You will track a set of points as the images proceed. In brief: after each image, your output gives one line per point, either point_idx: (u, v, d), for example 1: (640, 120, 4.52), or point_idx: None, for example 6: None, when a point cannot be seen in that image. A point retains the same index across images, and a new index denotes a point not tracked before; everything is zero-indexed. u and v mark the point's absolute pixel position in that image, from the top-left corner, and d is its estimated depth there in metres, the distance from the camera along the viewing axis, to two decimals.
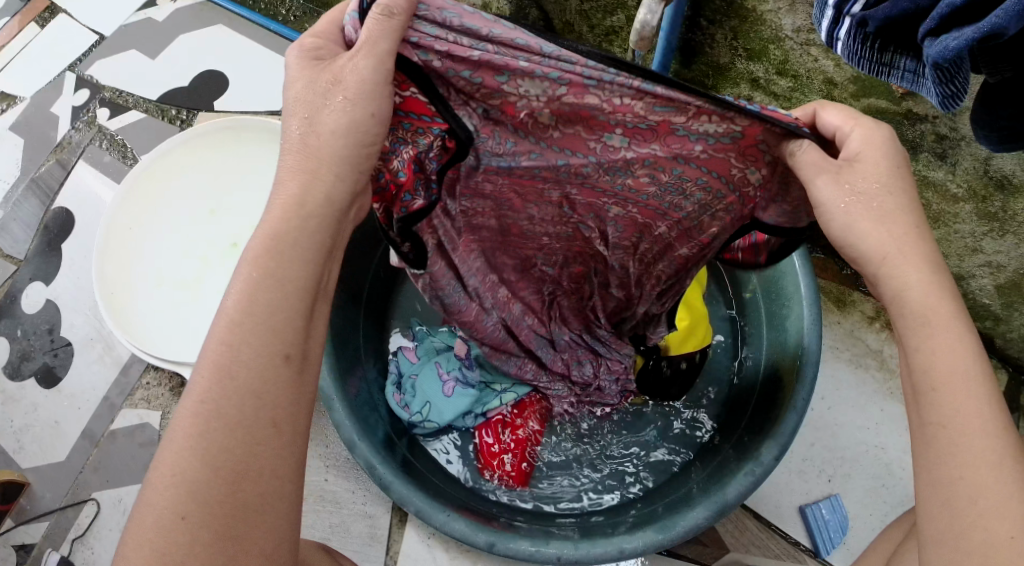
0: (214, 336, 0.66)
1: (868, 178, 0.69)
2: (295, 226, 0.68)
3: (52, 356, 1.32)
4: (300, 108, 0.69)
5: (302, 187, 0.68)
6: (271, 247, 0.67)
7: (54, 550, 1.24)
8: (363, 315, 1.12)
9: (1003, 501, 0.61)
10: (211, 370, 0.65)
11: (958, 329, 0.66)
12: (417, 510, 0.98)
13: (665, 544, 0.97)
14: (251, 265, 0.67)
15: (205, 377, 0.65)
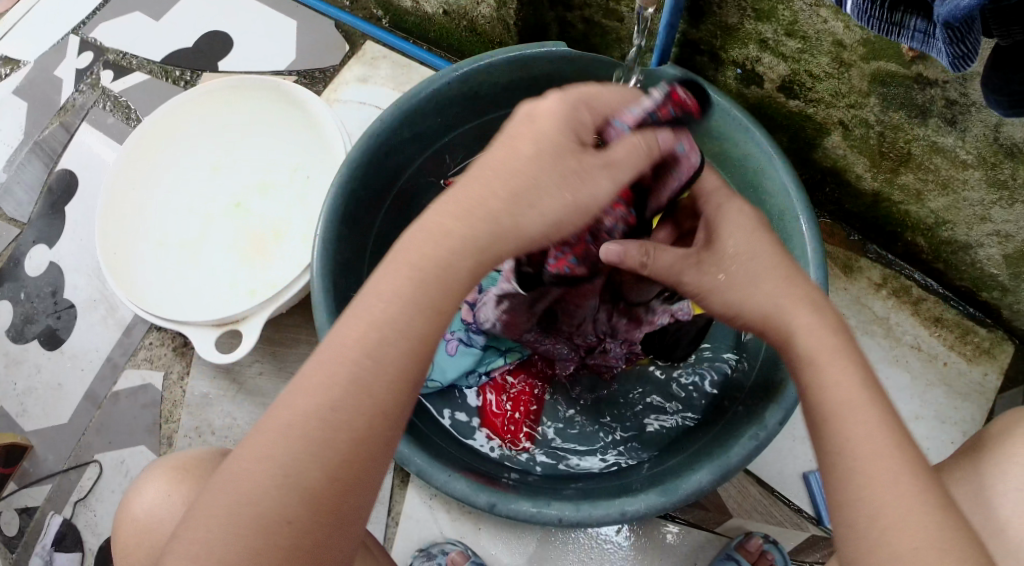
0: (349, 344, 0.70)
1: (735, 249, 0.85)
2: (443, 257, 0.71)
3: (55, 319, 1.32)
4: (529, 182, 0.72)
5: (491, 239, 0.72)
6: (431, 274, 0.71)
7: (58, 513, 1.26)
8: (366, 272, 1.11)
9: (904, 508, 0.70)
10: (347, 385, 0.70)
11: (845, 363, 0.76)
12: (418, 470, 0.97)
13: (668, 506, 0.96)
14: (404, 279, 0.71)
15: (336, 389, 0.70)
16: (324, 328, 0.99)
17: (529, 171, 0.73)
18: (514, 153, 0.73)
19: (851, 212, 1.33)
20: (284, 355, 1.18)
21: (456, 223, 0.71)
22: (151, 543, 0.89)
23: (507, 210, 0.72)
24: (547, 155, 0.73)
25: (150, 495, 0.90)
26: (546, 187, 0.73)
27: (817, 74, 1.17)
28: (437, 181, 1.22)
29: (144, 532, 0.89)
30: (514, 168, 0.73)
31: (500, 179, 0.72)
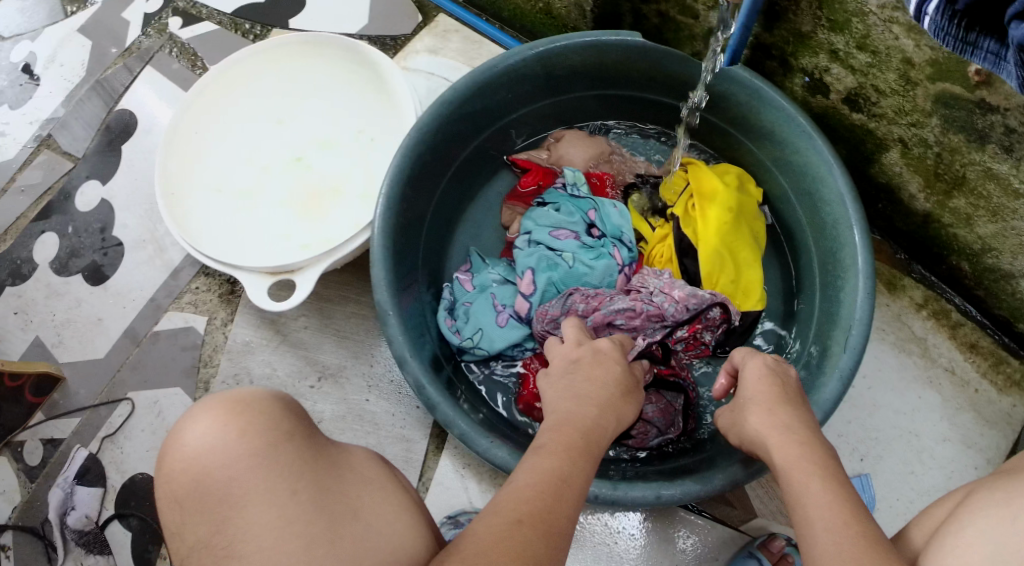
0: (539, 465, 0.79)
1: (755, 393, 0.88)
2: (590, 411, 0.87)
3: (102, 255, 1.33)
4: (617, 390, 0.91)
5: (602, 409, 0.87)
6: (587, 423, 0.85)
7: (83, 447, 1.27)
8: (424, 236, 1.12)
9: None
10: (546, 484, 0.77)
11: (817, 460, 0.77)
12: (461, 434, 0.99)
13: (702, 495, 1.01)
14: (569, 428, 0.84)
15: (537, 488, 0.77)
16: (381, 286, 1.01)
17: (621, 385, 0.92)
18: (604, 371, 0.93)
19: (900, 230, 1.34)
20: (330, 312, 1.19)
21: (585, 411, 0.86)
22: (204, 484, 0.82)
23: (610, 409, 0.88)
24: (626, 375, 0.94)
25: (207, 429, 0.84)
26: (631, 397, 0.92)
27: (882, 90, 1.18)
28: (501, 156, 1.23)
29: (196, 469, 0.83)
30: (611, 384, 0.91)
31: (606, 386, 0.91)
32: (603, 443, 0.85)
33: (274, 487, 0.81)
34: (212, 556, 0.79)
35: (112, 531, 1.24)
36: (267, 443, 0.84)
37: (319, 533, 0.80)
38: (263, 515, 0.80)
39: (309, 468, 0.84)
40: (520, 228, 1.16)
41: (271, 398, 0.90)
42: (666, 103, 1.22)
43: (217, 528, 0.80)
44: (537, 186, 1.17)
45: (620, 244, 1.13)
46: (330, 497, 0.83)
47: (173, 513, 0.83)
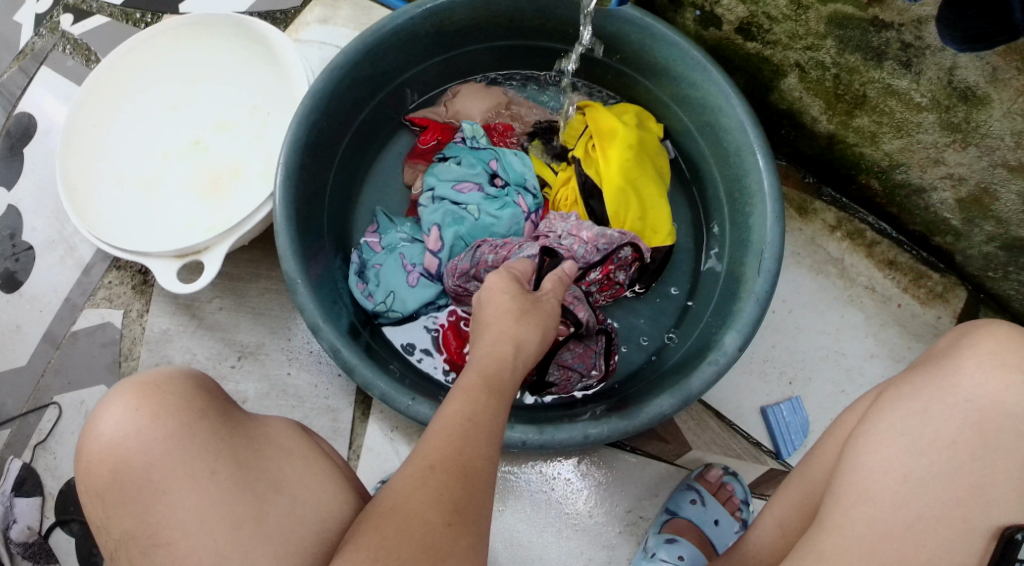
0: (454, 410, 0.84)
1: None
2: (499, 357, 0.89)
3: (13, 262, 1.30)
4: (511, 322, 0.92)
5: (514, 347, 0.90)
6: (493, 369, 0.88)
7: (17, 458, 1.26)
8: (328, 204, 1.12)
9: None
10: (457, 432, 0.82)
11: None
12: (381, 394, 1.00)
13: (629, 430, 1.04)
14: (478, 373, 0.87)
15: (447, 437, 0.82)
16: (286, 256, 1.01)
17: (514, 313, 0.93)
18: (496, 305, 0.94)
19: (806, 154, 1.35)
20: (244, 290, 1.15)
21: (499, 352, 0.89)
22: (124, 473, 0.81)
23: (516, 344, 0.90)
24: (519, 298, 0.94)
25: (119, 417, 0.83)
26: (528, 321, 0.93)
27: (774, 16, 1.18)
28: (397, 117, 1.21)
29: (113, 460, 0.82)
30: (502, 315, 0.92)
31: (498, 319, 0.92)
32: (506, 376, 0.88)
33: (192, 469, 0.81)
34: (141, 545, 0.80)
35: (56, 539, 1.24)
36: (179, 425, 0.83)
37: (244, 511, 0.80)
38: (184, 499, 0.80)
39: (226, 446, 0.83)
40: (422, 186, 1.15)
41: (182, 376, 0.88)
42: (554, 47, 1.22)
43: (142, 518, 0.80)
44: (435, 142, 1.17)
45: (524, 191, 1.13)
46: (250, 473, 0.83)
47: (96, 507, 0.83)
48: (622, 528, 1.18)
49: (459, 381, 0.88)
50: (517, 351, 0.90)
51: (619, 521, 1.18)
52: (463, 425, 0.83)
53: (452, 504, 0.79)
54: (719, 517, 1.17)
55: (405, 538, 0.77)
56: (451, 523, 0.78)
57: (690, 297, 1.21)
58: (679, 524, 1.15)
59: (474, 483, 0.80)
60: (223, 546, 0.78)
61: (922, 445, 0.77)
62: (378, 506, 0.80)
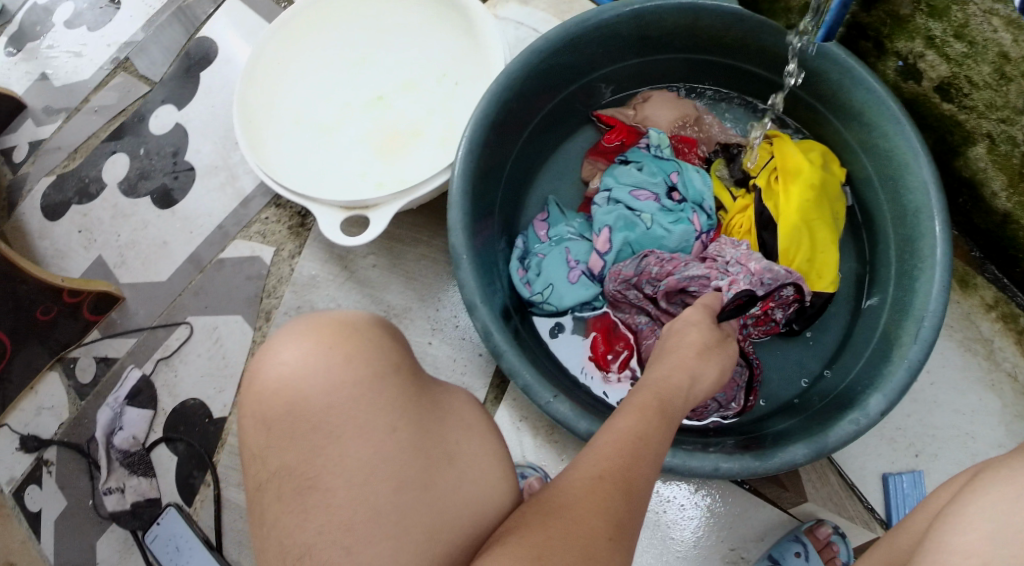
0: (626, 425, 0.83)
1: None
2: (673, 385, 0.89)
3: (172, 179, 1.33)
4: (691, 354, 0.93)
5: (690, 381, 0.90)
6: (666, 391, 0.88)
7: (138, 368, 1.29)
8: (503, 183, 1.11)
9: None
10: (629, 447, 0.82)
11: None
12: (524, 385, 0.98)
13: (760, 471, 1.02)
14: (651, 393, 0.88)
15: (617, 449, 0.81)
16: (456, 229, 1.01)
17: (698, 347, 0.94)
18: (682, 337, 0.95)
19: (978, 228, 1.31)
20: (401, 252, 1.16)
21: (674, 376, 0.90)
22: (299, 409, 0.82)
23: (688, 372, 0.91)
24: (706, 334, 0.95)
25: (307, 354, 0.84)
26: (710, 356, 0.94)
27: (975, 82, 1.16)
28: (585, 111, 1.21)
29: (292, 393, 0.83)
30: (686, 346, 0.94)
31: (683, 347, 0.93)
32: (677, 405, 0.88)
33: (377, 420, 0.82)
34: (295, 484, 0.81)
35: (158, 454, 1.27)
36: (368, 375, 0.83)
37: (409, 477, 0.81)
38: (356, 448, 0.81)
39: (412, 405, 0.84)
40: (599, 185, 1.15)
41: (375, 325, 0.89)
42: (751, 71, 1.21)
43: (307, 456, 0.81)
44: (620, 143, 1.17)
45: (700, 210, 1.12)
46: (427, 439, 0.83)
47: (259, 436, 0.83)
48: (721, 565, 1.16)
49: (630, 398, 0.88)
50: (692, 383, 0.90)
51: (720, 557, 1.16)
52: (633, 442, 0.82)
53: (615, 520, 0.77)
54: None
55: (564, 545, 0.75)
56: (612, 538, 0.77)
57: (840, 348, 1.20)
58: None
59: (636, 503, 0.79)
60: (384, 506, 0.80)
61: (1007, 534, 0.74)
62: (538, 505, 0.79)
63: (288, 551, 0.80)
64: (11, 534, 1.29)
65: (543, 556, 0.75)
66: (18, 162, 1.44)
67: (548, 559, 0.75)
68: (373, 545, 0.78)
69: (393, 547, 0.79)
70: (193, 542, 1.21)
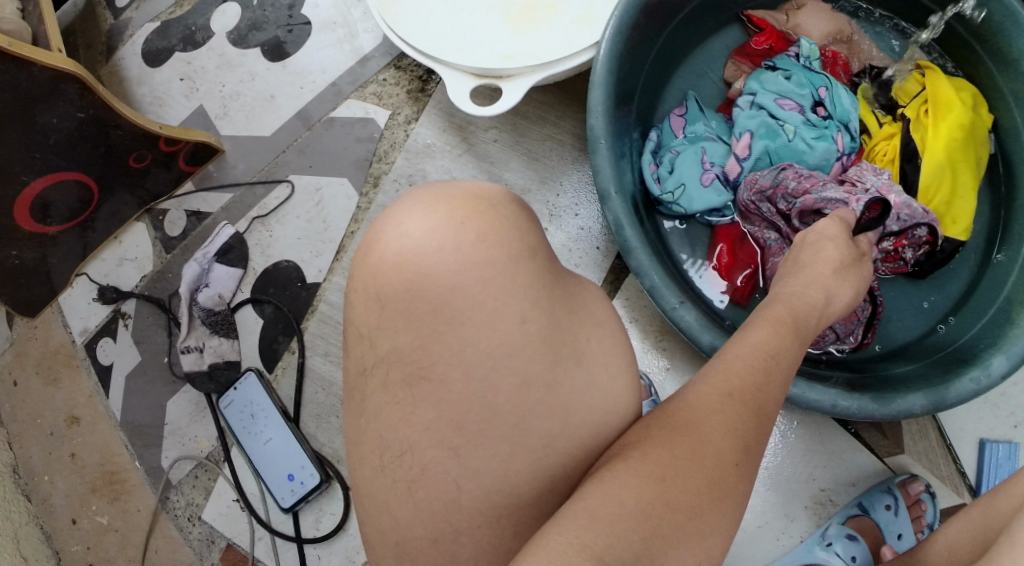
0: (757, 339, 0.74)
1: None
2: (807, 307, 0.79)
3: (286, 32, 1.28)
4: (828, 278, 0.84)
5: (824, 297, 0.82)
6: (802, 308, 0.79)
7: (231, 226, 1.25)
8: (646, 71, 1.05)
9: None
10: (761, 363, 0.72)
11: None
12: (651, 286, 0.93)
13: (877, 415, 0.97)
14: (782, 309, 0.78)
15: (747, 367, 0.71)
16: (598, 109, 0.95)
17: (833, 264, 0.85)
18: (818, 251, 0.87)
19: None
20: (524, 130, 1.10)
21: (808, 294, 0.81)
22: (421, 287, 0.71)
23: (823, 289, 0.82)
24: (843, 251, 0.87)
25: (436, 227, 0.72)
26: (845, 277, 0.85)
27: None
28: (733, 8, 1.12)
29: (415, 267, 0.72)
30: (821, 261, 0.85)
31: (818, 263, 0.85)
32: (811, 324, 0.79)
33: (505, 310, 0.71)
34: (405, 374, 0.71)
35: (241, 315, 1.24)
36: (504, 259, 0.72)
37: (539, 373, 0.71)
38: (481, 339, 0.71)
39: (547, 295, 0.72)
40: (742, 87, 1.08)
41: (513, 205, 0.75)
42: None
43: (426, 341, 0.71)
44: (768, 48, 1.09)
45: (844, 129, 1.06)
46: (558, 337, 0.72)
47: (370, 313, 0.72)
48: (808, 503, 1.12)
49: (759, 313, 0.78)
50: (827, 301, 0.82)
51: (808, 496, 1.12)
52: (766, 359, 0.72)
53: (743, 441, 0.68)
54: (903, 533, 1.10)
55: (689, 462, 0.66)
56: (739, 465, 0.67)
57: (958, 301, 1.14)
58: (865, 522, 1.10)
59: (767, 427, 0.69)
60: (499, 405, 0.71)
61: None
62: (663, 422, 0.69)
63: (387, 449, 0.72)
64: (78, 385, 1.29)
65: (669, 476, 0.66)
66: (120, 7, 1.39)
67: (675, 481, 0.65)
68: (488, 449, 0.71)
69: (507, 452, 0.71)
70: (270, 412, 1.18)
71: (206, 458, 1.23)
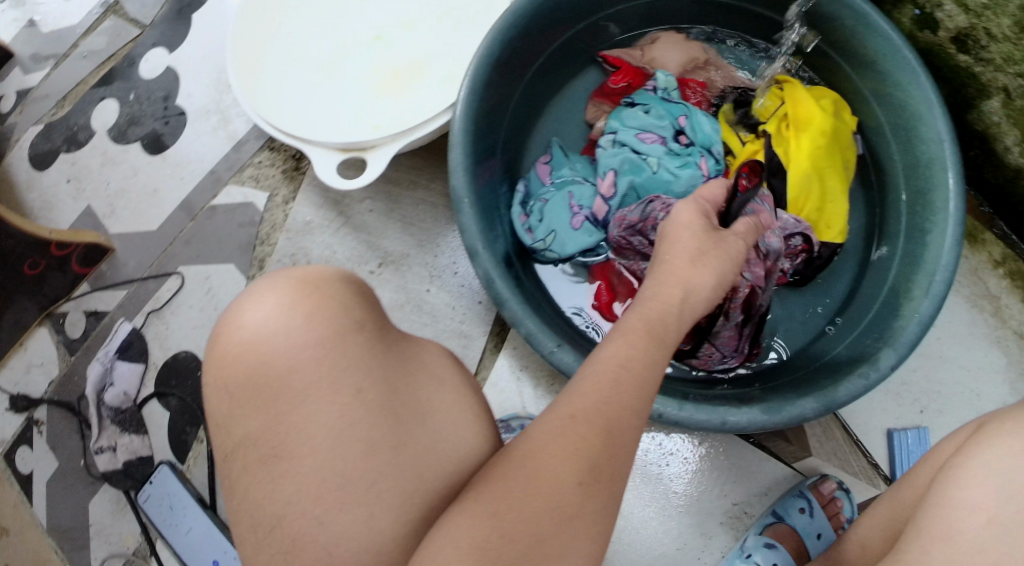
0: (610, 356, 0.74)
1: None
2: (665, 310, 0.78)
3: (163, 124, 1.29)
4: (683, 276, 0.81)
5: (683, 293, 0.80)
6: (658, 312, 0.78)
7: (128, 321, 1.26)
8: (506, 122, 1.07)
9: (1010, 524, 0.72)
10: (610, 382, 0.72)
11: None
12: (528, 333, 0.95)
13: (767, 426, 0.97)
14: (640, 318, 0.77)
15: (598, 386, 0.71)
16: (458, 170, 0.97)
17: (690, 254, 0.82)
18: (674, 243, 0.84)
19: (988, 182, 1.28)
20: (398, 198, 1.13)
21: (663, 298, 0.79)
22: (260, 375, 0.73)
23: (681, 284, 0.80)
24: (700, 238, 0.84)
25: (271, 313, 0.75)
26: (705, 263, 0.82)
27: (993, 34, 1.14)
28: (590, 51, 1.16)
29: (254, 355, 0.74)
30: (678, 253, 0.83)
31: (672, 259, 0.82)
32: (669, 326, 0.77)
33: (339, 383, 0.73)
34: (260, 453, 0.72)
35: (149, 410, 1.24)
36: (334, 334, 0.74)
37: (379, 440, 0.72)
38: (321, 412, 0.72)
39: (379, 363, 0.75)
40: (605, 127, 1.11)
41: (343, 284, 0.79)
42: (763, 14, 1.17)
43: (271, 423, 0.72)
44: (626, 84, 1.13)
45: (708, 154, 1.08)
46: (397, 399, 0.74)
47: (222, 402, 0.74)
48: (723, 519, 1.14)
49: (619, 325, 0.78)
50: (685, 299, 0.80)
51: (722, 512, 1.14)
52: (614, 376, 0.72)
53: (593, 468, 0.68)
54: (823, 531, 1.12)
55: (531, 497, 0.68)
56: (583, 484, 0.68)
57: (845, 301, 1.17)
58: (782, 529, 1.11)
59: (622, 446, 0.70)
60: (352, 472, 0.71)
61: (1012, 490, 0.77)
62: (507, 456, 0.70)
63: (259, 522, 0.72)
64: (4, 496, 1.26)
65: (514, 509, 0.67)
66: (4, 114, 1.38)
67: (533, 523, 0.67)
68: (348, 513, 0.70)
69: (366, 515, 0.70)
70: (187, 501, 1.18)
71: (132, 555, 1.22)
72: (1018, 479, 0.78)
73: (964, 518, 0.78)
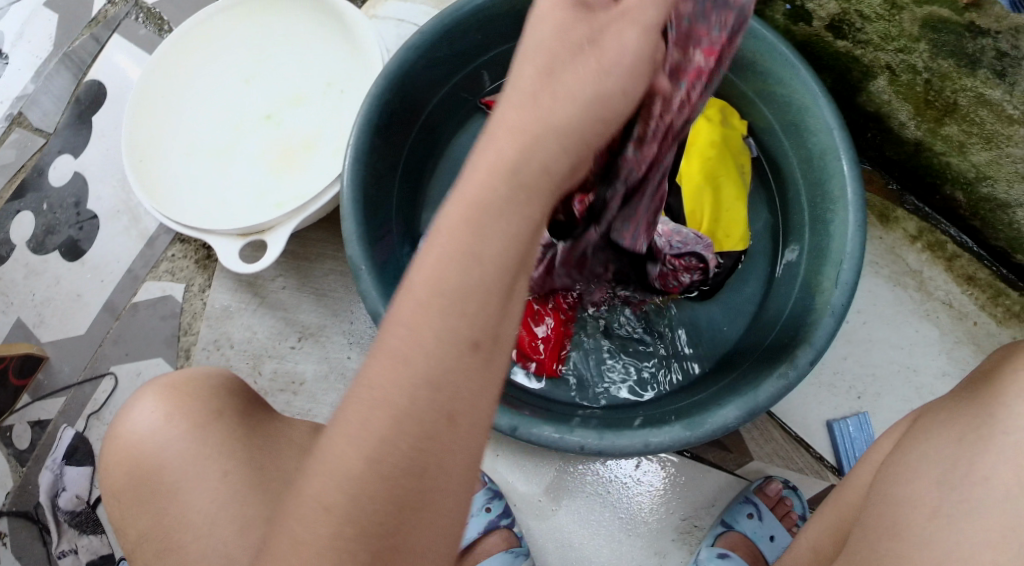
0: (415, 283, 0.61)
1: None
2: (502, 189, 0.62)
3: (77, 230, 1.30)
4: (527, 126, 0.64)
5: (521, 151, 0.63)
6: (491, 199, 0.62)
7: (70, 426, 1.26)
8: (398, 184, 1.10)
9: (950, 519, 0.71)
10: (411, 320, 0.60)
11: None
12: None
13: (691, 441, 0.96)
14: (463, 203, 0.62)
15: (398, 333, 0.61)
16: (352, 241, 0.98)
17: (530, 90, 0.65)
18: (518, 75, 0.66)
19: (891, 160, 1.27)
20: (308, 270, 1.16)
21: (493, 175, 0.63)
22: (139, 473, 0.84)
23: (522, 152, 0.63)
24: (549, 54, 0.66)
25: (143, 417, 0.85)
26: (555, 95, 0.65)
27: (866, 15, 1.12)
28: (472, 99, 1.20)
29: (133, 456, 0.84)
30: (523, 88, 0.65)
31: (506, 103, 0.65)
32: (504, 208, 0.62)
33: (208, 469, 0.82)
34: (156, 548, 0.82)
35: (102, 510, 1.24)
36: (197, 427, 0.84)
37: (252, 513, 0.81)
38: (195, 500, 0.82)
39: (242, 446, 0.84)
40: None
41: (208, 379, 0.89)
42: None
43: (158, 517, 0.82)
44: None
45: None
46: (263, 474, 0.83)
47: (114, 506, 0.85)
48: (675, 535, 1.13)
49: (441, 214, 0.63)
50: (530, 170, 0.63)
51: (674, 528, 1.13)
52: (466, 257, 0.61)
53: None
54: (775, 533, 1.13)
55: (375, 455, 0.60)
56: (340, 500, 0.60)
57: (763, 299, 1.16)
58: (733, 537, 1.12)
59: None
60: None
61: (953, 479, 0.75)
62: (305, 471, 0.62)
63: None
64: None
65: None
66: None
67: None
68: None
69: None
70: None
71: None
72: (960, 468, 0.76)
73: (910, 513, 0.76)
